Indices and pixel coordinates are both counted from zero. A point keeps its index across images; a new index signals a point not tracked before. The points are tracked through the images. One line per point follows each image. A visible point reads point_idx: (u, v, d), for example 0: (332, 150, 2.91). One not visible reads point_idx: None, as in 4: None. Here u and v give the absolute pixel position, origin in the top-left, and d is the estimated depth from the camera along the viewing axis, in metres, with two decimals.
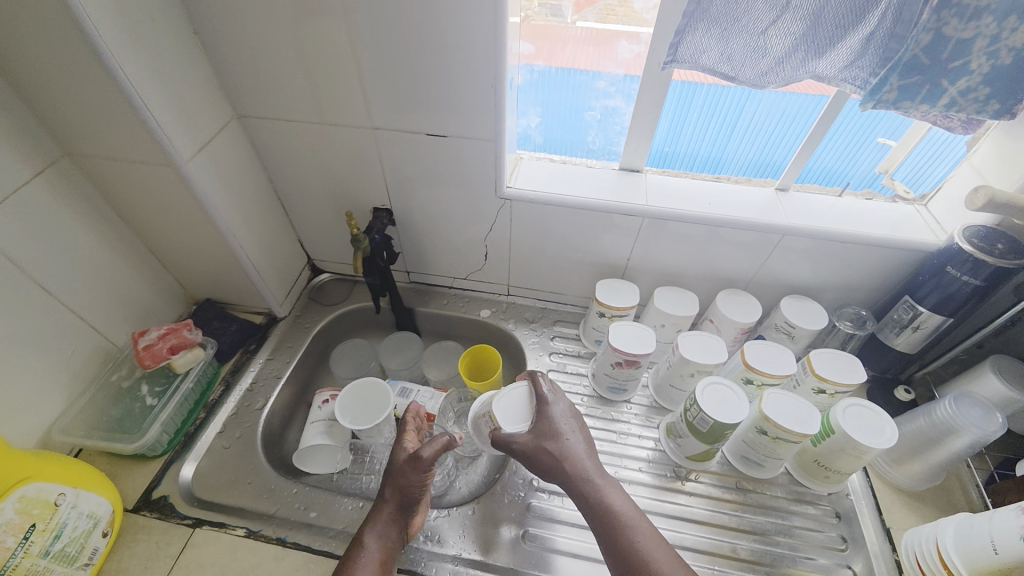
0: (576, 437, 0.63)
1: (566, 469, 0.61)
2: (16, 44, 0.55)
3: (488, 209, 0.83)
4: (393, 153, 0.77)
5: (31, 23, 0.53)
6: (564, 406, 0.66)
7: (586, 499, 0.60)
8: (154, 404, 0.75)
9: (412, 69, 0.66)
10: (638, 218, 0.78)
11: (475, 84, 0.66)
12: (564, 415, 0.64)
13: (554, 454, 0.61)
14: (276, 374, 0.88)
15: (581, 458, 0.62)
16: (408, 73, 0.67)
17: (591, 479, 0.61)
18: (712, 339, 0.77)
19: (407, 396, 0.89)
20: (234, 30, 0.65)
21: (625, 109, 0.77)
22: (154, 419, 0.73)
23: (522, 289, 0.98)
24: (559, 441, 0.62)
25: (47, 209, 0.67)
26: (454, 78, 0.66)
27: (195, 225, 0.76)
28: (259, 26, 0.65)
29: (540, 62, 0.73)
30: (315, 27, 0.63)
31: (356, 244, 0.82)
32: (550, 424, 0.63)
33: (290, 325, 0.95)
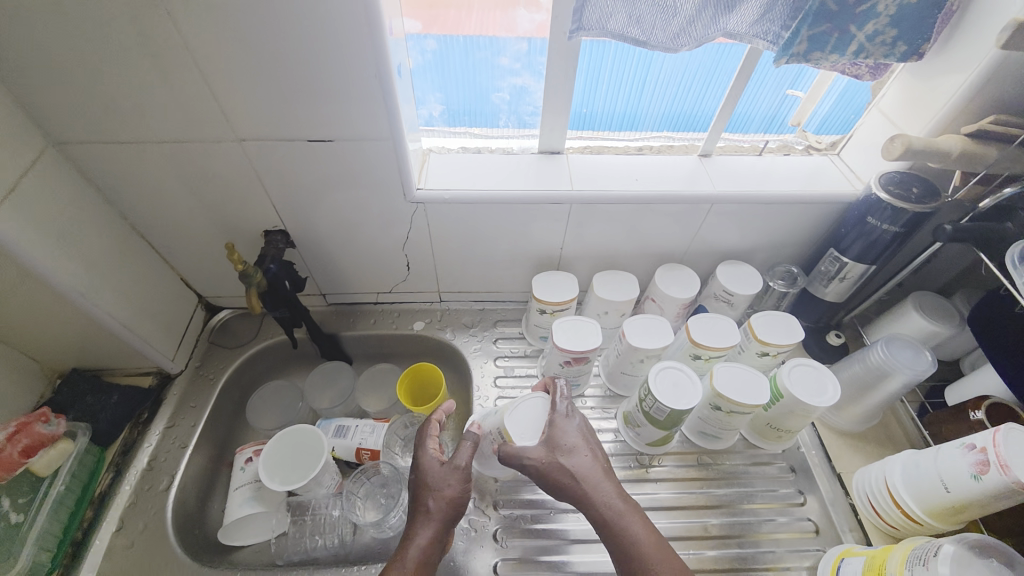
0: (593, 454, 0.56)
1: (583, 490, 0.54)
2: None
3: (400, 216, 0.73)
4: (273, 165, 0.65)
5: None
6: (580, 420, 0.59)
7: (604, 525, 0.53)
8: (15, 522, 0.60)
9: (274, 63, 0.53)
10: (566, 205, 0.72)
11: (355, 76, 0.55)
12: (580, 429, 0.58)
13: (570, 471, 0.55)
14: (180, 443, 0.74)
15: (601, 480, 0.55)
16: (271, 68, 0.54)
17: (611, 505, 0.53)
18: (656, 321, 0.74)
19: (344, 435, 0.78)
20: (12, 31, 0.49)
21: (535, 86, 0.69)
22: (20, 542, 0.59)
23: (455, 293, 0.89)
24: (575, 456, 0.56)
25: None
26: (328, 70, 0.54)
27: (25, 289, 0.60)
28: (47, 24, 0.49)
29: (431, 39, 0.63)
30: (127, 18, 0.49)
31: (246, 280, 0.69)
32: (564, 436, 0.57)
33: (189, 380, 0.81)
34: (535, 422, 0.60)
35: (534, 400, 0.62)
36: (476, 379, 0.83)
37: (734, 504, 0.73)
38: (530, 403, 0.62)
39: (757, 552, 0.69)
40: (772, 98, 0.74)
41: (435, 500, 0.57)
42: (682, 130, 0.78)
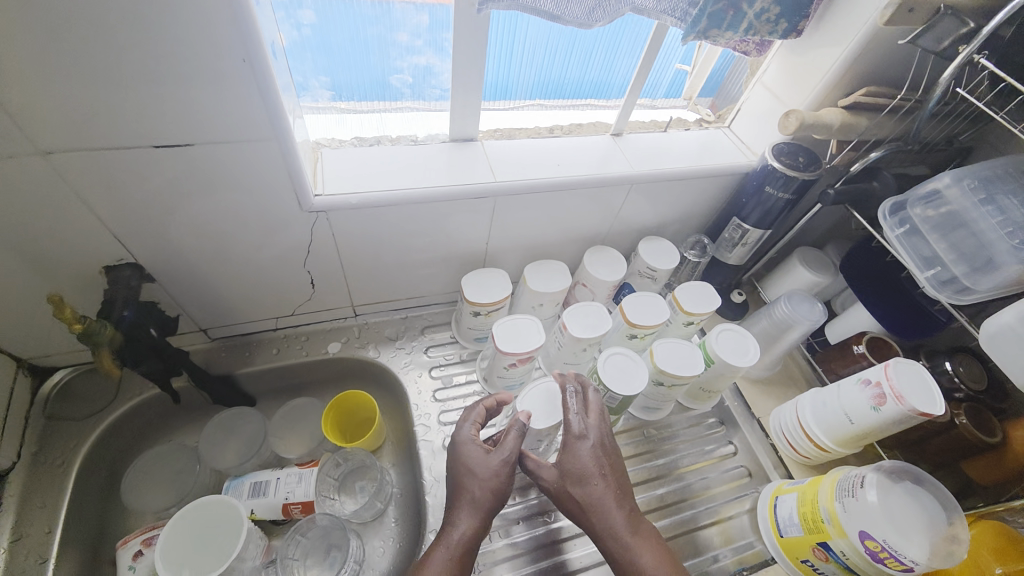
0: (606, 483, 0.53)
1: (588, 515, 0.53)
2: None
3: (296, 228, 0.60)
4: (104, 181, 0.48)
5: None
6: (601, 437, 0.55)
7: (611, 554, 0.52)
8: None
9: (86, 42, 0.38)
10: (489, 198, 0.66)
11: (213, 60, 0.42)
12: (595, 453, 0.54)
13: (580, 501, 0.53)
14: (36, 558, 0.56)
15: (609, 509, 0.53)
16: (79, 48, 0.38)
17: (614, 535, 0.52)
18: (592, 306, 0.73)
19: (263, 493, 0.66)
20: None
21: (441, 66, 0.61)
22: None
23: (372, 305, 0.79)
24: (587, 486, 0.53)
25: None
26: (170, 52, 0.40)
27: None
28: None
29: (307, 8, 0.51)
30: None
31: (86, 338, 0.52)
32: (576, 464, 0.54)
33: (28, 474, 0.60)
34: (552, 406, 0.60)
35: (543, 385, 0.62)
36: (413, 397, 0.75)
37: (679, 469, 0.78)
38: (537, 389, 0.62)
39: (702, 508, 0.74)
40: (662, 70, 0.76)
41: (477, 489, 0.55)
42: (552, 99, 0.74)
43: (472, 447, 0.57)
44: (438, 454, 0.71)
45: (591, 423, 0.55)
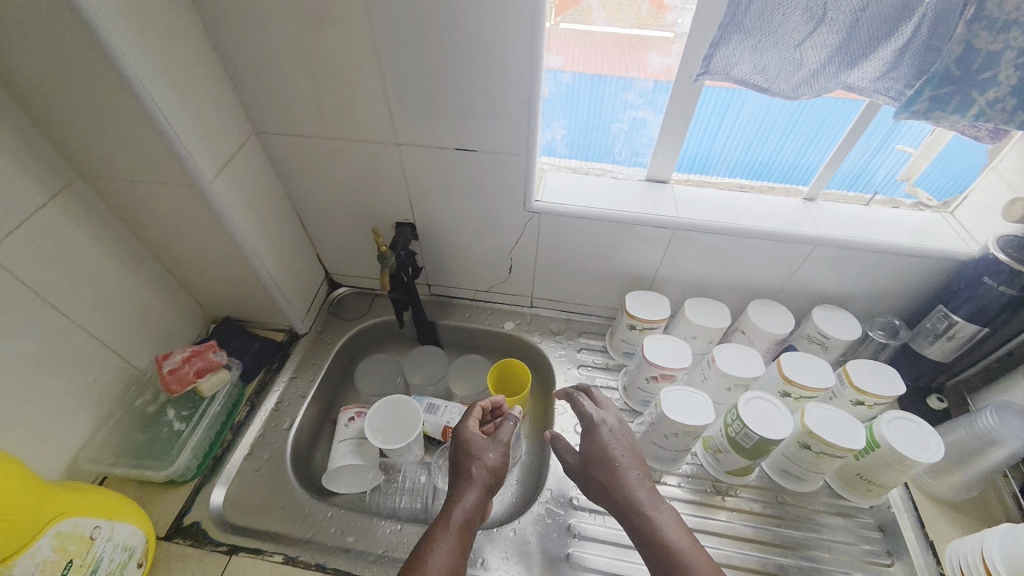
0: (626, 462, 0.62)
1: (615, 493, 0.60)
2: (20, 57, 0.49)
3: (515, 223, 0.81)
4: (417, 167, 0.74)
5: (43, 48, 0.48)
6: (617, 421, 0.65)
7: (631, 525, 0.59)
8: (181, 430, 0.70)
9: (448, 84, 0.63)
10: (668, 229, 0.78)
11: (509, 99, 0.63)
12: (614, 436, 0.63)
13: (601, 479, 0.62)
14: (301, 394, 0.85)
15: (634, 483, 0.60)
16: (442, 89, 0.63)
17: (640, 508, 0.58)
18: (746, 351, 0.76)
19: (434, 412, 0.88)
20: (259, 46, 0.61)
21: (653, 121, 0.74)
22: (182, 446, 0.69)
23: (546, 300, 0.97)
24: (607, 465, 0.61)
25: (64, 238, 0.61)
26: (485, 94, 0.63)
27: (215, 246, 0.72)
28: (275, 38, 0.60)
29: (569, 73, 0.70)
30: (335, 36, 0.59)
31: (381, 261, 0.81)
32: (600, 449, 0.62)
33: (312, 343, 0.92)
34: (690, 407, 0.69)
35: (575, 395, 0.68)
36: (559, 382, 0.89)
37: (809, 549, 0.72)
38: (670, 395, 0.71)
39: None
40: (883, 168, 0.76)
41: (479, 469, 0.66)
42: (753, 177, 0.80)
43: (473, 438, 0.70)
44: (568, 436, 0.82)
45: (606, 413, 0.65)
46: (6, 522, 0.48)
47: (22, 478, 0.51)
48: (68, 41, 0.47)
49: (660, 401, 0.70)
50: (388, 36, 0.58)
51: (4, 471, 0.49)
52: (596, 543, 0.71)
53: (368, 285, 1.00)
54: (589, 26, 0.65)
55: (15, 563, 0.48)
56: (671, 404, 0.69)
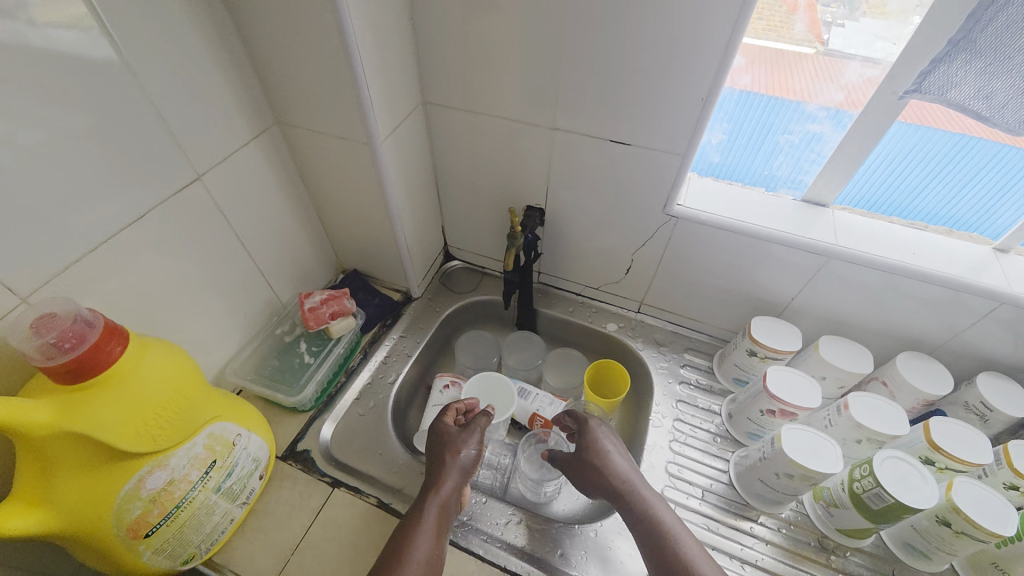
0: (617, 454, 0.72)
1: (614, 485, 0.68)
2: (264, 13, 0.56)
3: (648, 225, 0.79)
4: (564, 155, 0.75)
5: (286, 9, 0.54)
6: (606, 431, 0.75)
7: (628, 509, 0.67)
8: (310, 363, 0.78)
9: (622, 75, 0.62)
10: (820, 257, 0.72)
11: (683, 97, 0.61)
12: (607, 435, 0.74)
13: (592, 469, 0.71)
14: (407, 352, 0.90)
15: (629, 475, 0.69)
16: (615, 81, 0.63)
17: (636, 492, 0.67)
18: (885, 405, 0.69)
19: (525, 398, 0.88)
20: (450, 24, 0.64)
21: (830, 138, 0.68)
22: (310, 378, 0.76)
23: (655, 309, 0.94)
24: (601, 457, 0.71)
25: (254, 176, 0.70)
26: (657, 91, 0.62)
27: (366, 201, 0.78)
28: (468, 17, 0.63)
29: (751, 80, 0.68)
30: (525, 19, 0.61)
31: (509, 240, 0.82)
32: (594, 442, 0.73)
33: (422, 307, 0.97)
34: (813, 445, 0.63)
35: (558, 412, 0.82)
36: (658, 395, 0.86)
37: None
38: (792, 433, 0.65)
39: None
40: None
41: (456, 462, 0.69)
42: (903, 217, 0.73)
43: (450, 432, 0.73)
44: (661, 451, 0.79)
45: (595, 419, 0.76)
46: (176, 414, 0.51)
47: (191, 376, 0.53)
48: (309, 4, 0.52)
49: (780, 433, 0.65)
50: (575, 25, 0.59)
51: (178, 365, 0.52)
52: None
53: (481, 262, 1.03)
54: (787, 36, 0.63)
55: (173, 453, 0.51)
56: (794, 445, 0.64)
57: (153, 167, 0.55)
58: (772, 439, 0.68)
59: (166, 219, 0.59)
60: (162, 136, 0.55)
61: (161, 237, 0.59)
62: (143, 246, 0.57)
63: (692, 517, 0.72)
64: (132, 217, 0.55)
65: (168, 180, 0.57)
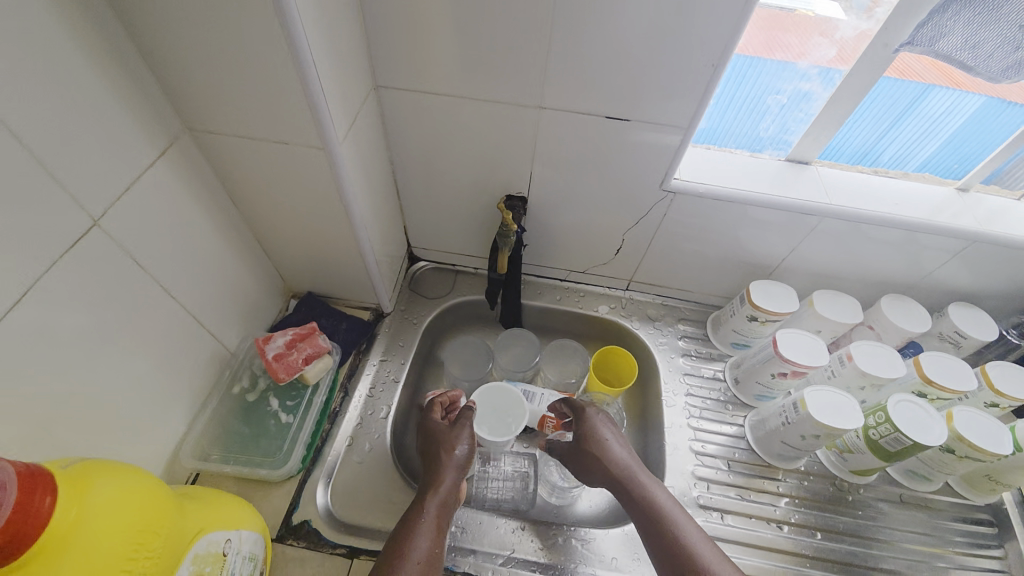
0: (614, 438, 0.68)
1: (613, 470, 0.65)
2: None
3: (643, 202, 0.74)
4: (550, 136, 0.66)
5: None
6: (604, 416, 0.72)
7: (630, 499, 0.62)
8: (289, 422, 0.66)
9: (617, 42, 0.55)
10: (817, 215, 0.71)
11: (685, 64, 0.55)
12: (602, 420, 0.70)
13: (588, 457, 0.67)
14: (394, 377, 0.78)
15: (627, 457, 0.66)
16: (610, 49, 0.55)
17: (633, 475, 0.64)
18: (882, 349, 0.73)
19: (532, 400, 0.81)
20: None
21: (819, 95, 0.67)
22: (295, 441, 0.65)
23: (644, 284, 0.91)
24: (598, 444, 0.67)
25: (167, 202, 0.53)
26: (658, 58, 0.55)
27: (322, 215, 0.64)
28: None
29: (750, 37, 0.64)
30: None
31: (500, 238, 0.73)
32: (588, 427, 0.69)
33: (397, 322, 0.85)
34: (838, 405, 0.65)
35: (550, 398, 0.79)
36: (664, 372, 0.84)
37: (938, 548, 0.71)
38: (815, 394, 0.66)
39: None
40: (980, 142, 0.70)
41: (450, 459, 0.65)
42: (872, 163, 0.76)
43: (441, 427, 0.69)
44: (682, 430, 0.77)
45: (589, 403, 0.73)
46: (152, 556, 0.39)
47: (156, 495, 0.42)
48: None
49: (804, 396, 0.66)
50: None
51: (135, 490, 0.40)
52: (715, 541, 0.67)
53: (453, 260, 0.92)
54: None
55: None
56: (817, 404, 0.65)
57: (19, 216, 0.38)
58: (792, 404, 0.68)
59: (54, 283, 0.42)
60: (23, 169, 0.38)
61: (52, 309, 0.42)
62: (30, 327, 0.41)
63: (726, 491, 0.71)
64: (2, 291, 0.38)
65: (47, 229, 0.41)
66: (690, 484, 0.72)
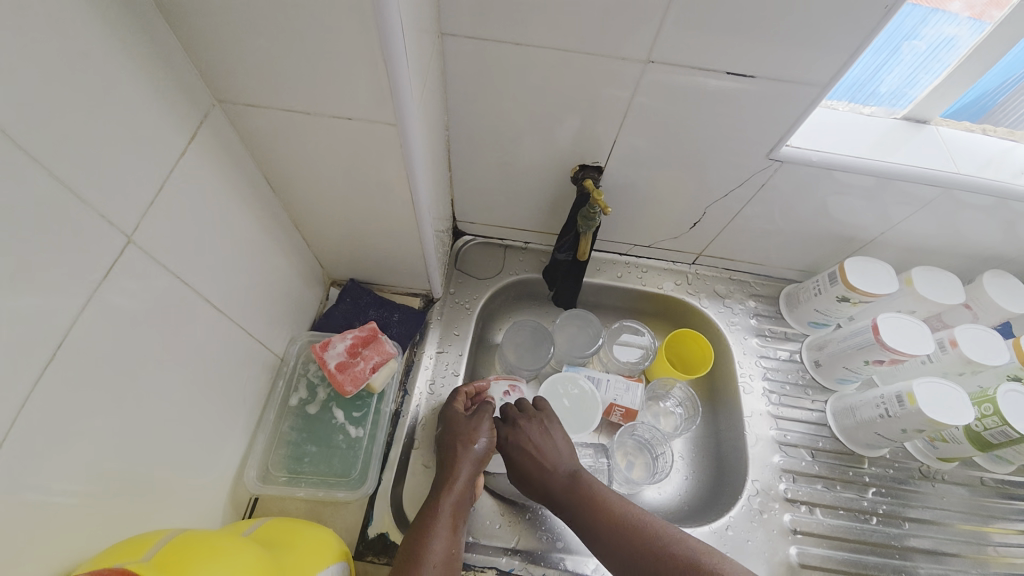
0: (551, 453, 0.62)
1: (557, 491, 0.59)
2: None
3: (737, 174, 0.65)
4: (642, 96, 0.56)
5: None
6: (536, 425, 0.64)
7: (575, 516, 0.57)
8: (359, 436, 0.61)
9: None
10: (939, 189, 0.63)
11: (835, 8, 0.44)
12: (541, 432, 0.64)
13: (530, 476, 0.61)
14: (454, 370, 0.72)
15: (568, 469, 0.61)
16: None
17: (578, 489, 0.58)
18: (986, 333, 0.67)
19: (598, 386, 0.76)
20: None
21: (963, 42, 0.55)
22: (368, 455, 0.61)
23: (714, 258, 0.84)
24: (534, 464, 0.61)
25: (202, 192, 0.42)
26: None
27: (379, 199, 0.54)
28: None
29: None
30: None
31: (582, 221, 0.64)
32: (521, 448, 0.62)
33: (449, 307, 0.77)
34: (949, 401, 0.61)
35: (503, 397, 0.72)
36: (736, 355, 0.79)
37: (1013, 529, 0.71)
38: (925, 386, 0.62)
39: (918, 566, 0.67)
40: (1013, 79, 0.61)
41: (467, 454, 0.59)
42: (885, 103, 0.65)
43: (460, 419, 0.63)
44: (760, 418, 0.74)
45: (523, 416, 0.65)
46: None
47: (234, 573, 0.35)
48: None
49: (914, 391, 0.62)
50: None
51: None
52: (807, 535, 0.66)
53: (503, 234, 0.83)
54: None
55: None
56: (929, 399, 0.61)
57: (24, 233, 0.28)
58: (897, 397, 0.64)
59: (79, 311, 0.33)
60: (23, 170, 0.28)
61: (83, 344, 0.34)
62: (59, 370, 0.32)
63: (813, 483, 0.70)
64: (18, 333, 0.29)
65: (62, 246, 0.31)
66: (777, 478, 0.70)
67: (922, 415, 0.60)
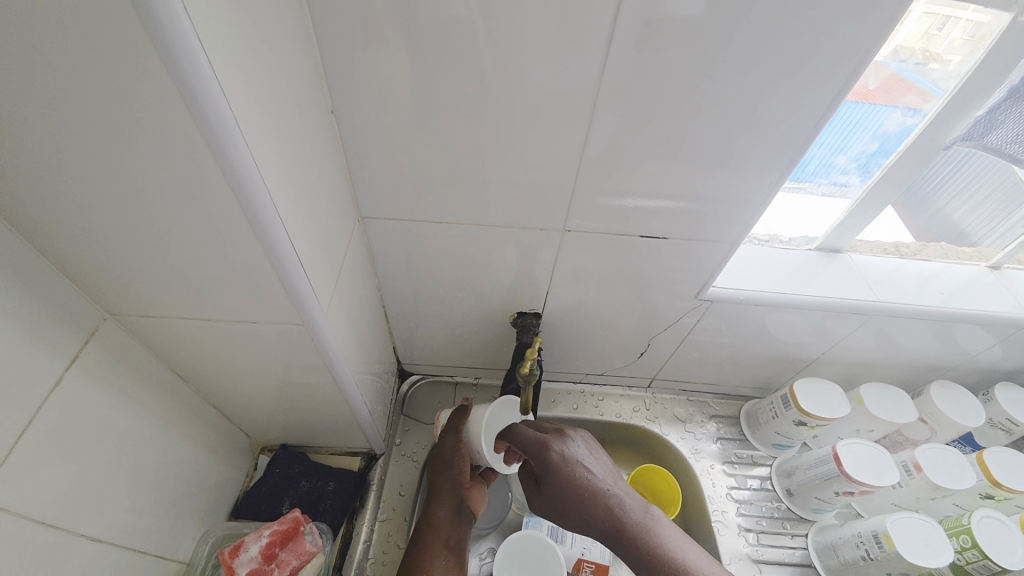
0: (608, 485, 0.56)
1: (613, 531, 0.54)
2: (51, 172, 0.29)
3: (671, 311, 0.67)
4: (564, 251, 0.59)
5: (109, 167, 0.28)
6: (580, 447, 0.57)
7: (625, 550, 0.54)
8: None
9: (635, 161, 0.48)
10: (865, 315, 0.65)
11: (714, 176, 0.50)
12: (594, 466, 0.57)
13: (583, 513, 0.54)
14: (397, 543, 0.64)
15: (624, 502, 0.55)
16: (624, 168, 0.49)
17: (637, 524, 0.54)
18: (949, 453, 0.65)
19: (562, 540, 0.69)
20: (394, 114, 0.45)
21: (857, 185, 0.60)
22: None
23: (668, 381, 0.82)
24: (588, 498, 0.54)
25: (84, 410, 0.39)
26: (683, 171, 0.49)
27: (302, 375, 0.52)
28: (422, 104, 0.44)
29: (861, 85, 0.50)
30: (506, 105, 0.44)
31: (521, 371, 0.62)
32: (578, 487, 0.54)
33: (394, 463, 0.71)
34: (928, 540, 0.57)
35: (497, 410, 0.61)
36: (707, 488, 0.75)
37: None
38: (901, 523, 0.59)
39: None
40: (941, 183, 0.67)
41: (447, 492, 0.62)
42: (802, 230, 0.68)
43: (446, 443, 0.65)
44: (740, 563, 0.68)
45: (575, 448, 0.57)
46: None
47: None
48: (156, 131, 0.27)
49: (890, 532, 0.58)
50: (586, 95, 0.43)
51: None
52: None
53: (451, 372, 0.80)
54: (933, 26, 0.46)
55: None
56: (907, 539, 0.58)
57: None
58: (874, 537, 0.61)
59: None
60: None
61: None
62: None
63: None
64: None
65: None
66: None
67: (903, 557, 0.56)
